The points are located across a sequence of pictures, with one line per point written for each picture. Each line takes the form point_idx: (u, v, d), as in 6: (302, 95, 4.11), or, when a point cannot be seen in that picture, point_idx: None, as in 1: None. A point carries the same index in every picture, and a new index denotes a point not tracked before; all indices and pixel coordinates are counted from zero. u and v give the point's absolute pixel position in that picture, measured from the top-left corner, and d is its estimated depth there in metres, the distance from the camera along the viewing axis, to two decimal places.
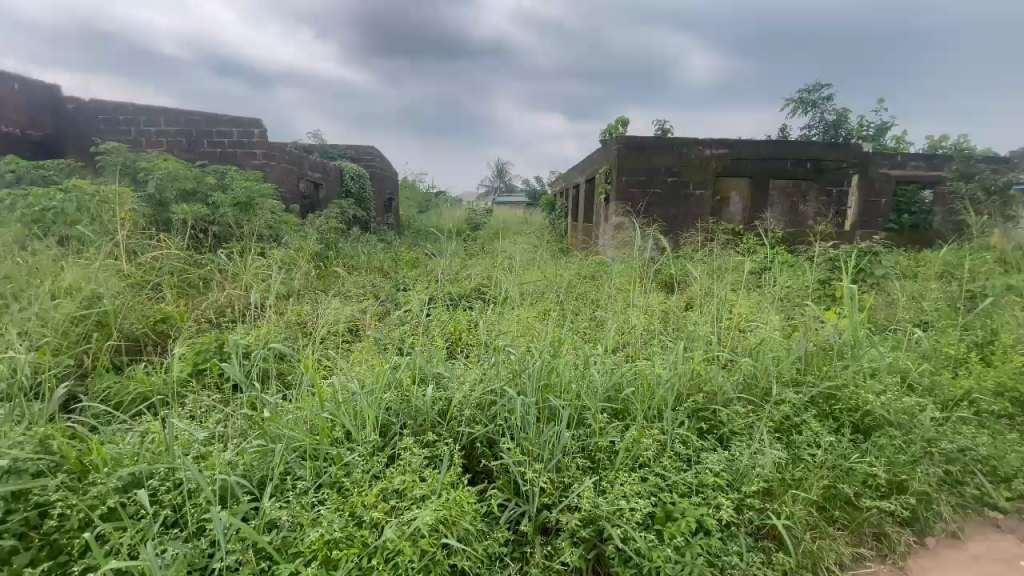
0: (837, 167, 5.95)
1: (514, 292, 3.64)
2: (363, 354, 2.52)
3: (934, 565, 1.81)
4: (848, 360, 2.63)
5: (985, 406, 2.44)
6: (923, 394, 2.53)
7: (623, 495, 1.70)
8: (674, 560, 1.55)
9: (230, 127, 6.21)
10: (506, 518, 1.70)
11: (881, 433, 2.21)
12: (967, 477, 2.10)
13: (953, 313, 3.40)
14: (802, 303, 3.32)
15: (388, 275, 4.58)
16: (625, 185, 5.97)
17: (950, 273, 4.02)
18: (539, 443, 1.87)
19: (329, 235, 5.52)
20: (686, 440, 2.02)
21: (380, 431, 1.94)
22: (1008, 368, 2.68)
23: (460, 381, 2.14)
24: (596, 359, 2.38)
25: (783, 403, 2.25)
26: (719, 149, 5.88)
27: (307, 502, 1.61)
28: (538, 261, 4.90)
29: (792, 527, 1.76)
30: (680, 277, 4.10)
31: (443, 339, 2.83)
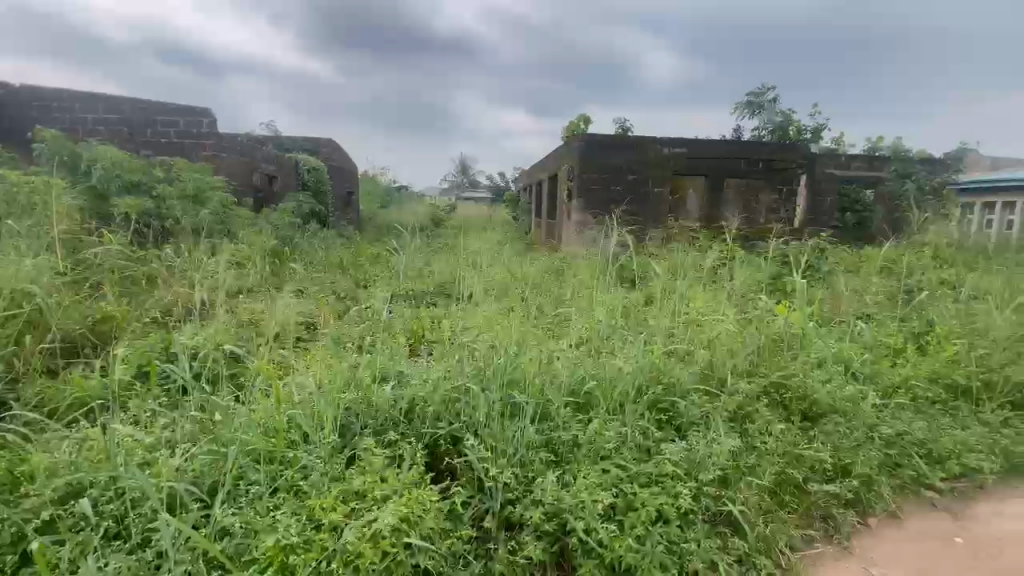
0: (788, 166, 6.21)
1: (479, 289, 3.61)
2: (320, 354, 2.44)
3: (876, 543, 1.92)
4: (797, 352, 2.75)
5: (921, 392, 2.62)
6: (865, 382, 2.68)
7: (586, 488, 1.72)
8: (635, 549, 1.59)
9: (176, 116, 5.93)
10: (470, 516, 1.69)
11: (828, 421, 2.32)
12: (906, 460, 2.23)
13: (892, 305, 3.61)
14: (756, 299, 3.44)
15: (349, 272, 4.46)
16: (587, 183, 6.04)
17: (888, 268, 4.28)
18: (503, 438, 1.86)
19: (285, 230, 5.32)
20: (646, 432, 2.06)
21: (339, 432, 1.89)
22: (939, 357, 2.88)
23: (423, 378, 2.10)
24: (560, 354, 2.39)
25: (739, 394, 2.33)
26: (676, 148, 6.03)
27: (262, 508, 1.55)
28: (503, 258, 4.88)
29: (745, 512, 1.83)
30: (642, 273, 4.17)
31: (406, 336, 2.79)
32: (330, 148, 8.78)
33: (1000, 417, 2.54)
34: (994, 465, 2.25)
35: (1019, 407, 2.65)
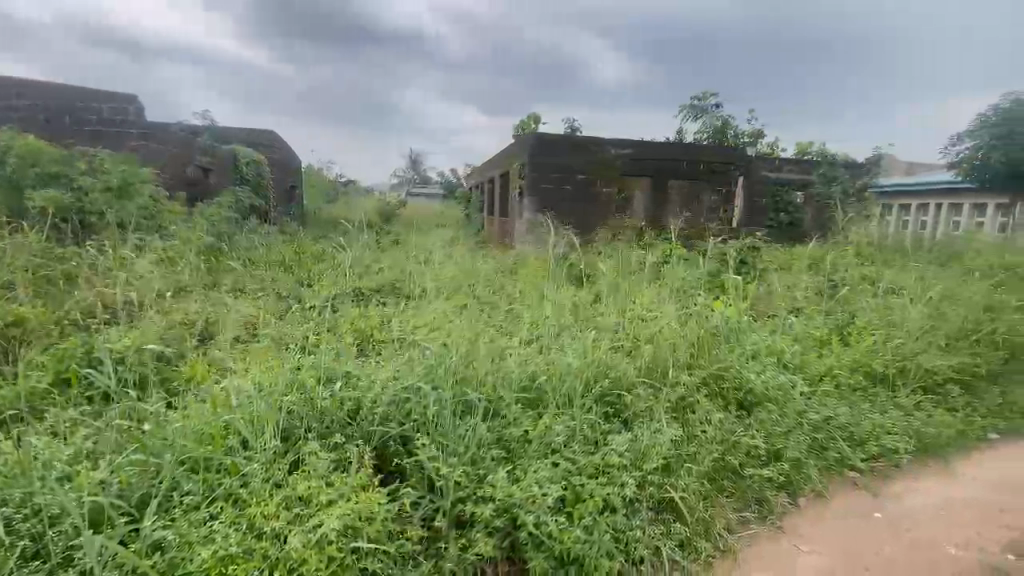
0: (726, 168, 6.52)
1: (429, 288, 3.58)
2: (261, 357, 2.34)
3: (804, 521, 2.06)
4: (734, 344, 2.91)
5: (844, 379, 2.83)
6: (795, 371, 2.86)
7: (535, 482, 1.75)
8: (583, 539, 1.63)
9: (98, 102, 5.62)
10: (420, 515, 1.67)
11: (762, 409, 2.46)
12: (830, 443, 2.40)
13: (819, 299, 3.87)
14: (696, 295, 3.60)
15: (292, 270, 4.29)
16: (538, 181, 6.10)
17: (817, 266, 4.59)
18: (454, 436, 1.86)
19: (221, 226, 5.05)
20: (594, 425, 2.11)
21: (282, 437, 1.82)
22: (860, 347, 3.12)
23: (371, 379, 2.05)
24: (511, 351, 2.41)
25: (680, 386, 2.44)
26: (623, 150, 6.20)
27: (197, 519, 1.48)
28: (454, 256, 4.84)
29: (686, 498, 1.92)
30: (591, 270, 4.26)
31: (353, 335, 2.72)
32: (272, 140, 8.41)
33: (913, 400, 2.79)
34: (907, 446, 2.47)
35: (928, 391, 2.91)
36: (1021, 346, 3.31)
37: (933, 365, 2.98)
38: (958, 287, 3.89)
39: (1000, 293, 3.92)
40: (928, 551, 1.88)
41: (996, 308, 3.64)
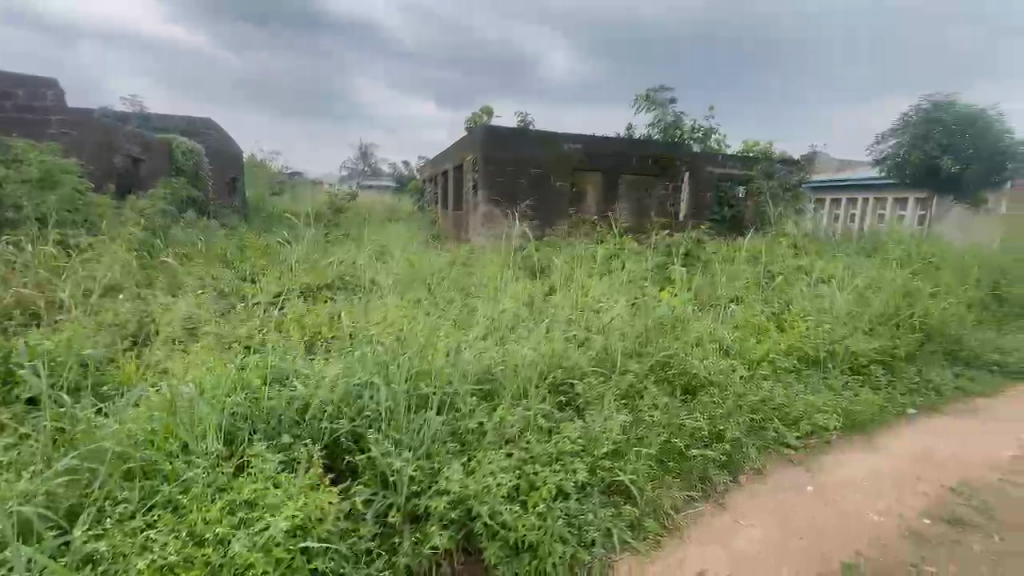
0: (674, 164, 6.73)
1: (380, 282, 3.51)
2: (201, 357, 2.23)
3: (743, 497, 2.19)
4: (680, 333, 3.03)
5: (781, 363, 3.01)
6: (736, 357, 3.02)
7: (490, 473, 1.77)
8: (537, 526, 1.68)
9: (13, 87, 5.33)
10: (374, 512, 1.66)
11: (705, 393, 2.58)
12: (768, 423, 2.55)
13: (758, 288, 4.08)
14: (644, 286, 3.72)
15: (234, 266, 4.11)
16: (491, 174, 6.08)
17: (757, 257, 4.83)
18: (408, 431, 1.84)
19: (156, 219, 4.75)
20: (547, 414, 2.15)
21: (226, 440, 1.76)
22: (795, 333, 3.32)
23: (321, 375, 2.01)
24: (465, 344, 2.41)
25: (629, 374, 2.53)
26: (576, 145, 6.29)
27: (132, 529, 1.41)
28: (406, 248, 4.76)
29: (636, 481, 2.00)
30: (545, 263, 4.31)
31: (302, 333, 2.65)
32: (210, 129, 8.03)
33: (841, 381, 3.01)
34: (837, 423, 2.66)
35: (854, 372, 3.14)
36: None
37: (859, 348, 3.21)
38: (881, 276, 4.21)
39: (917, 281, 4.26)
40: (853, 520, 2.05)
41: None
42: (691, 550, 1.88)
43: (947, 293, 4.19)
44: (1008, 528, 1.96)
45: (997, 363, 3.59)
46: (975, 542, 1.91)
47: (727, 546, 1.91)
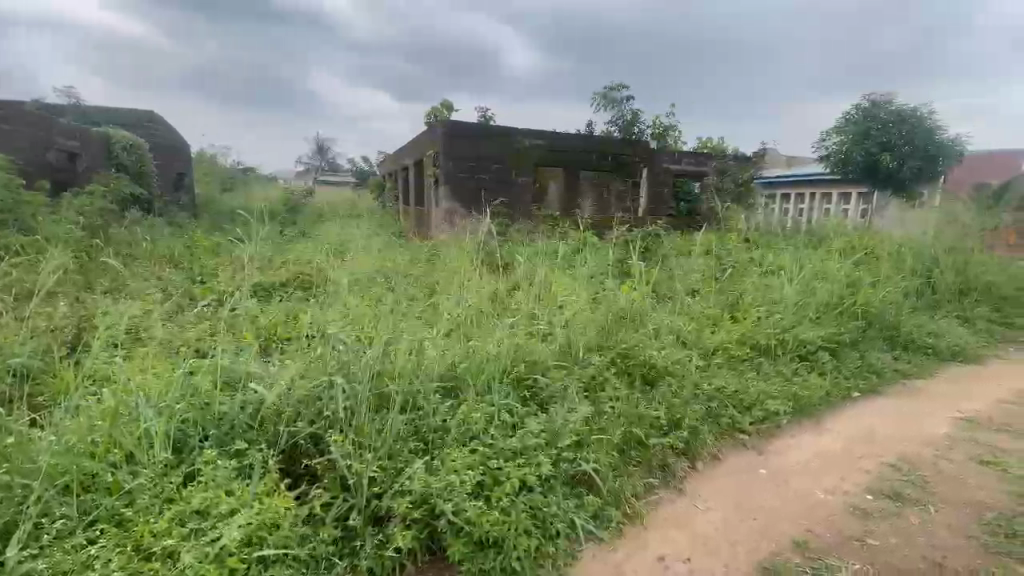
0: (632, 161, 6.87)
1: (338, 279, 3.41)
2: (146, 362, 2.12)
3: (701, 482, 2.27)
4: (639, 326, 3.10)
5: (734, 351, 3.14)
6: (692, 347, 3.12)
7: (453, 470, 1.77)
8: (501, 521, 1.69)
9: None
10: (334, 516, 1.62)
11: (664, 383, 2.66)
12: (723, 409, 2.65)
13: (713, 280, 4.23)
14: (605, 280, 3.78)
15: (181, 267, 3.92)
16: (453, 169, 6.04)
17: (711, 250, 5.00)
18: (369, 432, 1.81)
19: (94, 218, 4.48)
20: (511, 409, 2.16)
21: (175, 448, 1.68)
22: (747, 322, 3.46)
23: (277, 376, 1.94)
24: (429, 341, 2.39)
25: (591, 366, 2.57)
26: (537, 140, 6.32)
27: (72, 545, 1.35)
28: (366, 245, 4.67)
29: (599, 471, 2.04)
30: (506, 260, 4.33)
31: (255, 336, 2.56)
32: (153, 122, 7.68)
33: (790, 367, 3.16)
34: (786, 408, 2.79)
35: (803, 359, 3.30)
36: (875, 315, 3.84)
37: (807, 335, 3.37)
38: (826, 266, 4.43)
39: (859, 271, 4.51)
40: (802, 498, 2.15)
41: (855, 285, 4.20)
42: (651, 536, 1.93)
43: (885, 282, 4.45)
44: (941, 498, 2.09)
45: (931, 347, 3.83)
46: (912, 515, 2.00)
47: (685, 530, 1.96)
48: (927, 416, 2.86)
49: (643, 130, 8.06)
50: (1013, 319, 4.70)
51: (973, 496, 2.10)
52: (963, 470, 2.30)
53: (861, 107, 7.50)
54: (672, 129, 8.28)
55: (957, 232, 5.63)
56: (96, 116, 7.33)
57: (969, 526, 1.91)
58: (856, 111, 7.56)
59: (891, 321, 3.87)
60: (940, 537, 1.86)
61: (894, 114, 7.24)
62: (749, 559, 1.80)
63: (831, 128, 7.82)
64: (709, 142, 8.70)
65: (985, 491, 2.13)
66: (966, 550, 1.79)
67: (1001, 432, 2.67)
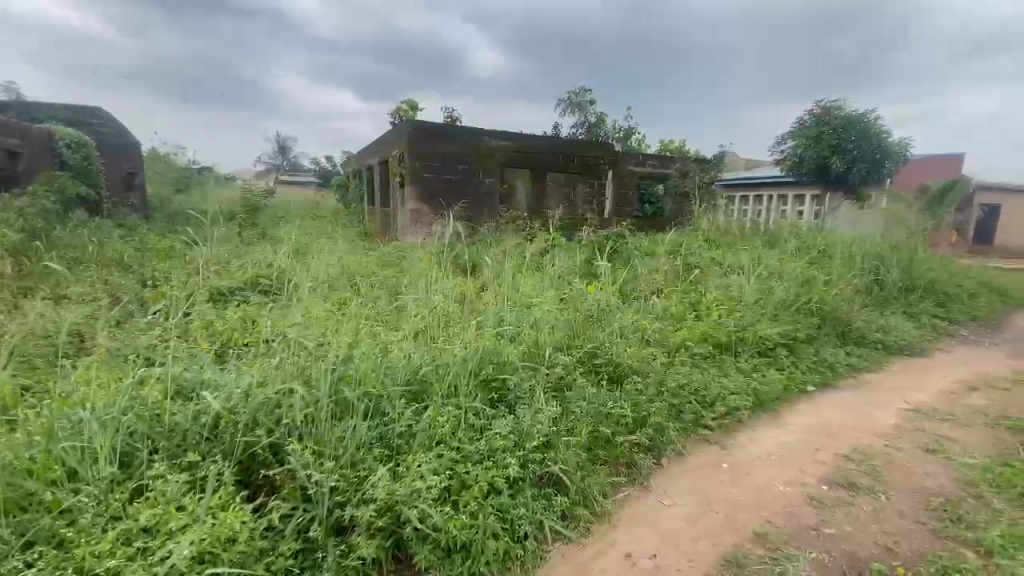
0: (598, 162, 6.97)
1: (299, 281, 3.31)
2: (89, 371, 1.99)
3: (666, 478, 2.30)
4: (605, 325, 3.15)
5: (696, 350, 3.22)
6: (657, 345, 3.18)
7: (420, 475, 1.74)
8: (468, 525, 1.67)
9: None
10: (294, 528, 1.57)
11: (630, 381, 2.70)
12: (686, 406, 2.72)
13: (677, 279, 4.32)
14: (572, 281, 3.81)
15: (131, 271, 3.72)
16: (419, 169, 5.97)
17: (674, 250, 5.12)
18: (330, 440, 1.76)
19: (34, 220, 4.23)
20: (478, 411, 2.14)
21: (121, 463, 1.58)
22: (709, 320, 3.56)
23: (233, 383, 1.86)
24: (394, 344, 2.36)
25: (558, 366, 2.58)
26: (504, 142, 6.33)
27: (7, 570, 1.25)
28: (328, 248, 4.54)
29: (567, 472, 2.05)
30: (474, 261, 4.32)
31: (211, 342, 2.45)
32: (102, 120, 7.35)
33: (750, 363, 3.27)
34: (746, 403, 2.88)
35: (762, 355, 3.42)
36: (829, 312, 4.01)
37: (765, 333, 3.50)
38: (783, 265, 4.60)
39: (813, 269, 4.70)
40: (763, 490, 2.21)
41: (810, 283, 4.37)
42: (619, 533, 1.94)
43: (838, 280, 4.65)
44: (891, 487, 2.19)
45: (881, 342, 4.02)
46: (866, 503, 2.08)
47: (652, 526, 1.99)
48: (877, 407, 3.01)
49: (608, 132, 8.22)
50: (954, 313, 4.99)
51: (921, 484, 2.20)
52: (911, 459, 2.42)
53: (814, 112, 7.85)
54: (636, 132, 8.45)
55: (902, 231, 5.94)
56: (38, 111, 6.93)
57: (919, 512, 2.00)
58: (809, 116, 7.90)
59: (844, 316, 4.05)
60: (892, 523, 1.94)
61: (843, 120, 7.56)
62: (713, 552, 1.83)
63: (787, 132, 8.16)
64: (672, 145, 8.90)
65: (931, 478, 2.24)
66: (916, 535, 1.87)
67: (945, 420, 2.82)
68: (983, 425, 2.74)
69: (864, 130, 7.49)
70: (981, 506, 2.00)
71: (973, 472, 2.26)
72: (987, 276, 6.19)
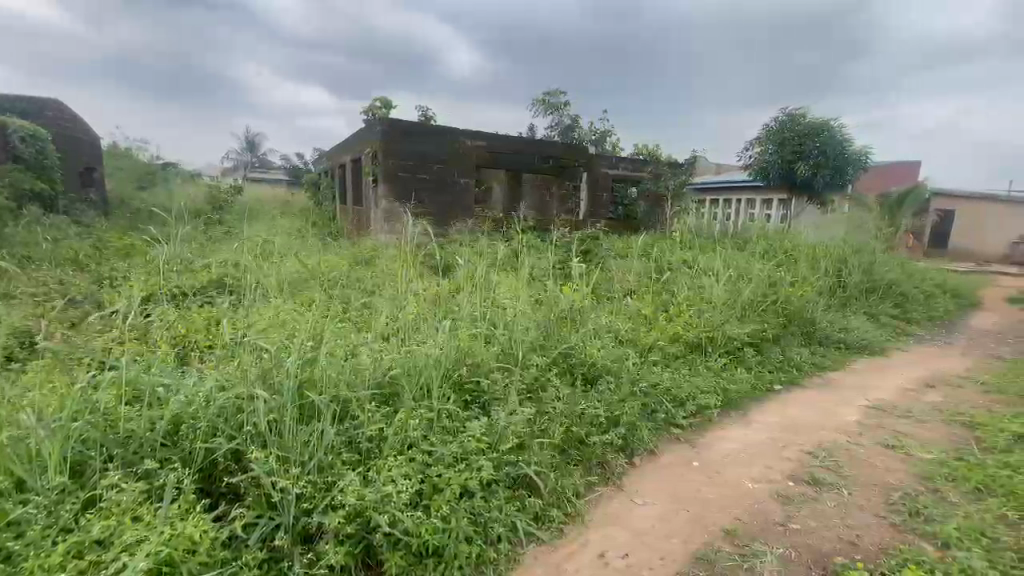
0: (573, 164, 7.01)
1: (267, 281, 3.21)
2: (38, 375, 1.88)
3: (638, 478, 2.32)
4: (579, 326, 3.16)
5: (668, 349, 3.27)
6: (630, 345, 3.22)
7: (391, 480, 1.71)
8: (440, 529, 1.65)
9: None
10: (258, 536, 1.52)
11: (603, 381, 2.74)
12: (658, 406, 2.75)
13: (650, 281, 4.37)
14: (546, 282, 3.82)
15: (87, 271, 3.55)
16: (393, 169, 5.90)
17: (647, 253, 5.19)
18: (296, 446, 1.71)
19: None
20: (452, 414, 2.12)
21: (73, 472, 1.51)
22: (680, 321, 3.61)
23: (194, 388, 1.79)
24: (365, 345, 2.31)
25: (532, 367, 2.58)
26: (479, 142, 6.30)
27: None
28: (298, 247, 4.43)
29: (540, 472, 2.05)
30: (447, 262, 4.28)
31: (171, 345, 2.36)
32: (58, 111, 7.02)
33: (719, 363, 3.34)
34: (716, 402, 2.94)
35: (730, 355, 3.49)
36: (795, 313, 4.13)
37: (734, 333, 3.57)
38: (751, 267, 4.71)
39: (780, 271, 4.83)
40: (731, 488, 2.25)
41: (776, 284, 4.49)
42: (593, 534, 1.95)
43: (803, 281, 4.80)
44: (854, 482, 2.26)
45: (843, 341, 4.16)
46: (829, 499, 2.14)
47: (624, 525, 2.00)
48: (840, 405, 3.11)
49: (582, 134, 8.28)
50: (911, 313, 5.21)
51: (882, 478, 2.28)
52: (873, 455, 2.50)
53: (779, 119, 8.08)
54: (609, 134, 8.54)
55: (863, 235, 6.16)
56: None
57: (880, 507, 2.07)
58: (776, 122, 8.13)
59: (809, 317, 4.17)
60: (855, 518, 2.00)
61: (807, 128, 7.78)
62: (683, 550, 1.85)
63: (754, 138, 8.38)
64: (645, 148, 9.03)
65: (891, 473, 2.32)
66: (877, 529, 1.93)
67: (904, 417, 2.93)
68: (940, 421, 2.85)
69: (828, 137, 7.72)
70: (938, 500, 2.07)
71: (931, 466, 2.34)
72: (941, 278, 6.48)
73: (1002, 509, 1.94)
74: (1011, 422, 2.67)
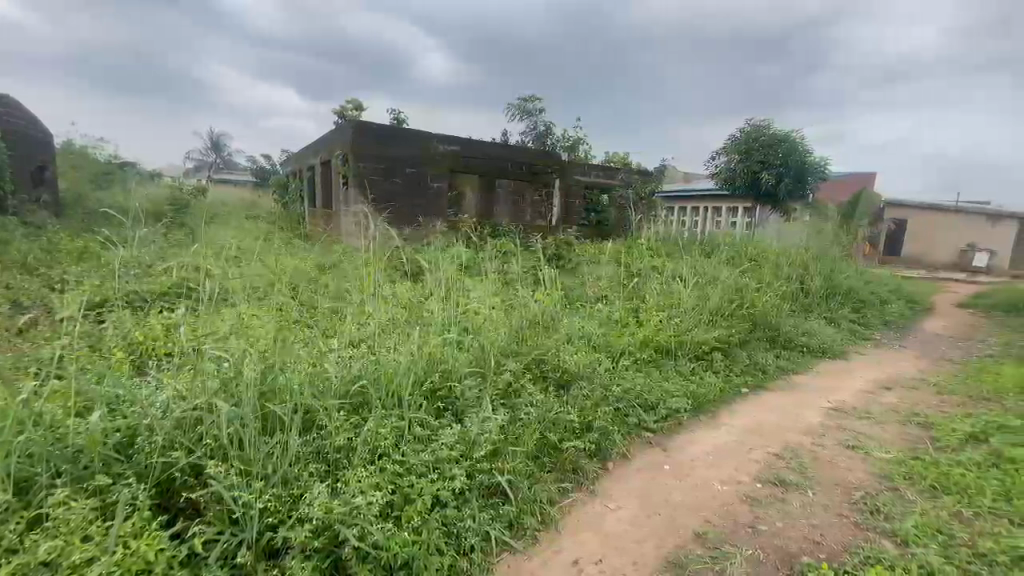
0: (545, 170, 7.07)
1: (230, 285, 3.11)
2: None
3: (611, 482, 2.33)
4: (551, 331, 3.17)
5: (638, 354, 3.32)
6: (602, 351, 3.25)
7: (360, 491, 1.67)
8: (411, 541, 1.61)
9: None
10: (218, 554, 1.45)
11: (577, 386, 2.75)
12: (630, 411, 2.79)
13: (621, 286, 4.43)
14: (519, 286, 3.82)
15: (37, 274, 3.38)
16: (365, 172, 5.80)
17: (617, 258, 5.28)
18: (261, 458, 1.65)
19: None
20: (424, 422, 2.09)
21: (16, 490, 1.41)
22: (650, 326, 3.67)
23: (151, 400, 1.71)
24: (333, 351, 2.25)
25: (505, 373, 2.58)
26: (452, 146, 6.28)
27: None
28: (265, 250, 4.32)
29: (513, 480, 2.04)
30: (419, 268, 4.25)
31: (127, 354, 2.26)
32: (9, 107, 6.70)
33: (688, 367, 3.40)
34: (686, 406, 2.99)
35: (699, 359, 3.56)
36: (760, 317, 4.25)
37: (702, 337, 3.66)
38: (718, 272, 4.84)
39: (746, 277, 4.96)
40: (702, 490, 2.29)
41: (743, 289, 4.61)
42: (568, 540, 1.94)
43: (767, 287, 4.95)
44: (818, 482, 2.33)
45: (805, 345, 4.30)
46: (795, 499, 2.20)
47: (597, 530, 2.00)
48: (804, 407, 3.20)
49: (555, 141, 8.36)
50: (869, 319, 5.42)
51: (845, 478, 2.36)
52: (835, 455, 2.59)
53: (745, 130, 8.35)
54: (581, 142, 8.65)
55: (824, 241, 6.41)
56: None
57: (843, 506, 2.13)
58: (741, 133, 8.39)
59: (773, 322, 4.30)
60: (819, 518, 2.06)
61: (773, 138, 8.10)
62: (656, 554, 1.87)
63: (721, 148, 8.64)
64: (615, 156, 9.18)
65: (853, 473, 2.40)
66: (841, 528, 1.99)
67: (862, 418, 3.04)
68: (898, 422, 2.96)
69: (791, 148, 8.01)
70: (896, 498, 2.15)
71: (889, 466, 2.43)
72: (896, 285, 6.79)
73: (957, 506, 2.03)
74: (962, 422, 2.79)
